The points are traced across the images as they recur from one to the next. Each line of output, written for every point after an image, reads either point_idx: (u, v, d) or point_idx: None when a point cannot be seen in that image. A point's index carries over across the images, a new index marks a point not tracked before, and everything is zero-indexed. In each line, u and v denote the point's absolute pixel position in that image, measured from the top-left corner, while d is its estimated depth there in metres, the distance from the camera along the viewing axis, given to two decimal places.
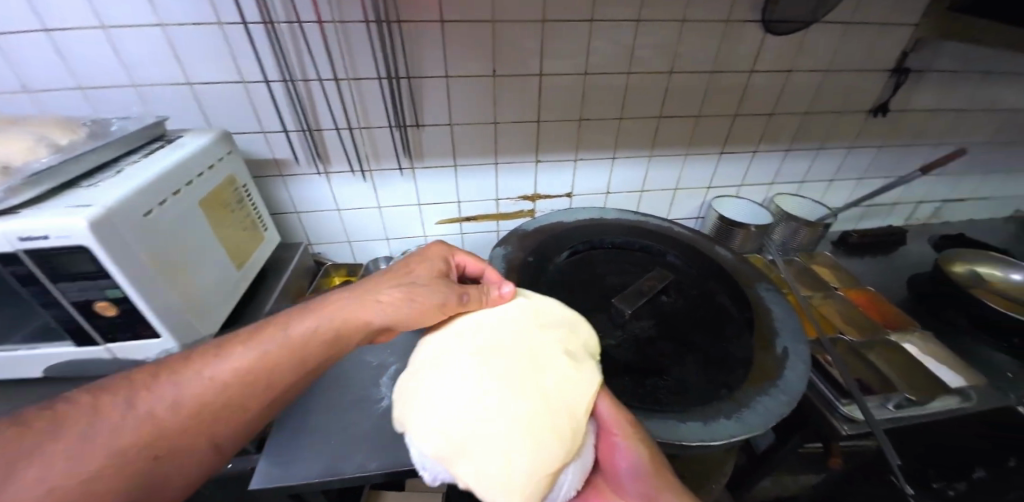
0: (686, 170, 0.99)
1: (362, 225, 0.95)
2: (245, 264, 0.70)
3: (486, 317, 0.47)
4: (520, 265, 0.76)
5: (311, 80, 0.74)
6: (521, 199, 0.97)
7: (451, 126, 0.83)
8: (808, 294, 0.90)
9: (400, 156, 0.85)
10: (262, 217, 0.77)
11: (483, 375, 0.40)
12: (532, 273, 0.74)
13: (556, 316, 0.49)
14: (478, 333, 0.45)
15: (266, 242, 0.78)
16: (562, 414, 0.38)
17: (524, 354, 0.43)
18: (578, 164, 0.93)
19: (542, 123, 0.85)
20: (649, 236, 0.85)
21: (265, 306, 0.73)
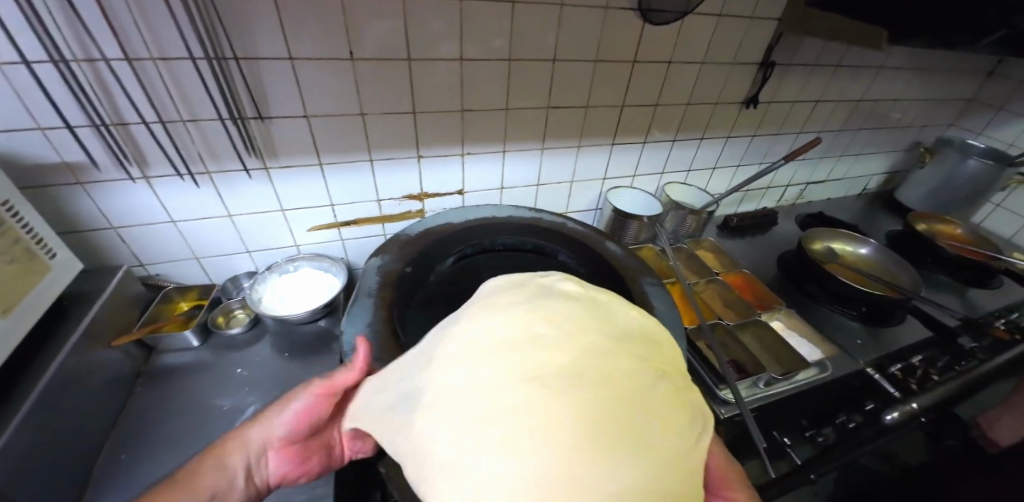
0: (580, 162, 0.97)
1: (211, 238, 0.80)
2: (16, 308, 0.52)
3: (520, 335, 0.35)
4: (396, 278, 0.68)
5: (97, 59, 0.56)
6: (407, 198, 0.88)
7: (307, 119, 0.71)
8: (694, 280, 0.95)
9: (243, 155, 0.71)
10: (42, 240, 0.58)
11: (545, 422, 0.29)
12: (407, 288, 0.66)
13: (625, 329, 0.39)
14: (518, 359, 0.33)
15: (55, 276, 0.59)
16: (668, 461, 0.30)
17: (604, 379, 0.32)
18: (466, 158, 0.86)
19: (419, 113, 0.77)
20: (544, 235, 0.82)
21: (55, 358, 0.56)
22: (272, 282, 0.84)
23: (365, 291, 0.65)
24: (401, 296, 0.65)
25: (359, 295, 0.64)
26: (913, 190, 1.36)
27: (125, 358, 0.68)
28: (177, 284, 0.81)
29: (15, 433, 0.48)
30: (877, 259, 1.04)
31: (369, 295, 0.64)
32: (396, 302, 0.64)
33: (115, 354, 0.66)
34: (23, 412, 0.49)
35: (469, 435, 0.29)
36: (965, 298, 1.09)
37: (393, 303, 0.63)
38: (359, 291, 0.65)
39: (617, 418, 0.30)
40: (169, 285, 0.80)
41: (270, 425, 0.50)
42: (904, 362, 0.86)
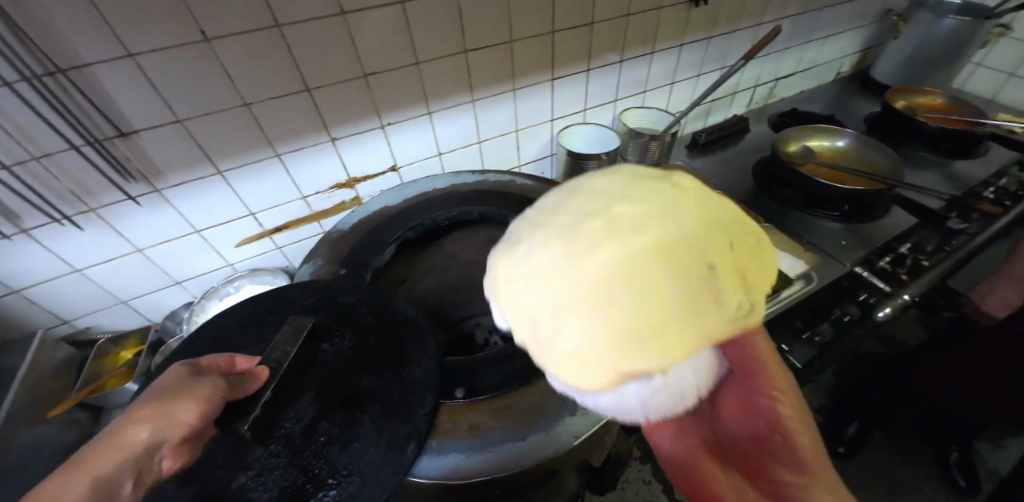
0: (521, 108, 0.86)
1: (129, 278, 0.72)
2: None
3: (617, 189, 0.43)
4: (335, 291, 0.61)
5: None
6: (335, 188, 0.78)
7: (181, 123, 0.60)
8: None
9: (122, 182, 0.61)
10: None
11: (582, 245, 0.38)
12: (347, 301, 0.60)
13: (713, 215, 0.41)
14: (602, 204, 0.41)
15: None
16: (655, 312, 0.35)
17: (655, 237, 0.38)
18: (388, 130, 0.75)
19: (314, 90, 0.65)
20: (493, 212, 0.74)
21: None
22: (214, 309, 0.77)
23: (299, 308, 0.58)
24: (342, 317, 0.58)
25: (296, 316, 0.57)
26: (890, 64, 1.25)
27: (71, 427, 0.64)
28: (113, 333, 0.76)
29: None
30: (857, 150, 0.97)
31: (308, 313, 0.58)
32: (336, 330, 0.56)
33: (54, 427, 0.62)
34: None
35: (550, 237, 0.40)
36: (949, 172, 1.03)
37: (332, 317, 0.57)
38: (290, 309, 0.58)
39: (636, 268, 0.36)
40: (102, 337, 0.74)
41: (127, 442, 0.38)
42: (893, 253, 0.81)
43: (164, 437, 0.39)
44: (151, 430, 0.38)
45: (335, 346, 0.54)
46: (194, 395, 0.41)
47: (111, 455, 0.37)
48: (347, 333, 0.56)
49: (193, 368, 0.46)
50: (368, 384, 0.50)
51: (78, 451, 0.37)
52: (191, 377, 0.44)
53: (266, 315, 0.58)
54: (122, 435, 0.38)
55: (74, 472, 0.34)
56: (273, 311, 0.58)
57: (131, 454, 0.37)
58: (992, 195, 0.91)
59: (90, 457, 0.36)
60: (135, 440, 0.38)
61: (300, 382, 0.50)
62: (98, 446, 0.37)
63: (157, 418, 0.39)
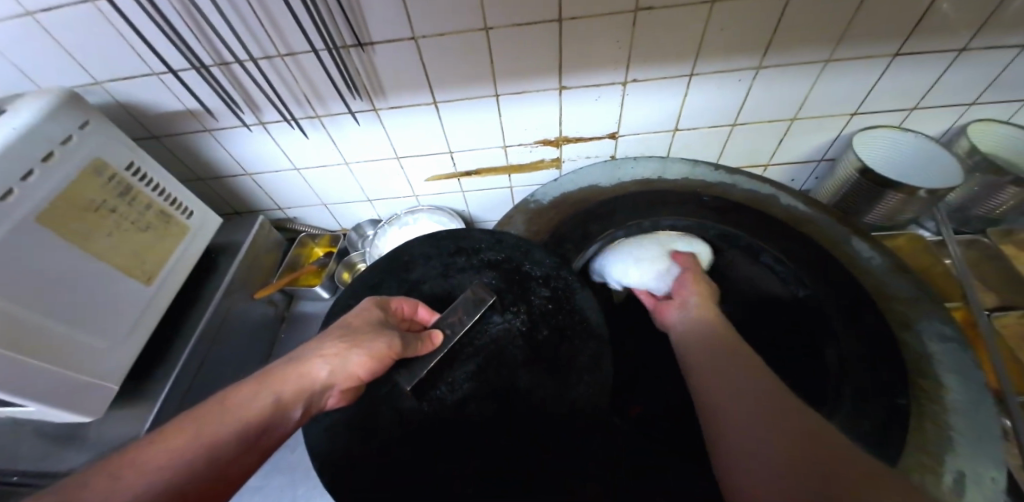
0: (819, 90, 0.57)
1: (332, 186, 0.74)
2: (158, 275, 0.54)
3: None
4: (522, 262, 0.48)
5: None
6: (540, 144, 0.66)
7: (415, 41, 0.51)
8: (1002, 303, 0.54)
9: (347, 95, 0.57)
10: (171, 199, 0.57)
11: None
12: (535, 276, 0.47)
13: None
14: None
15: (196, 233, 0.61)
16: None
17: None
18: (629, 88, 0.57)
19: (566, 21, 0.49)
20: (753, 229, 0.51)
21: (203, 312, 0.60)
22: (389, 234, 0.78)
23: (482, 263, 0.48)
24: (526, 298, 0.45)
25: (476, 274, 0.48)
26: None
27: (271, 304, 0.73)
28: (312, 229, 0.83)
29: (168, 392, 0.53)
30: None
31: (489, 276, 0.47)
32: (514, 305, 0.45)
33: (261, 302, 0.71)
34: (181, 363, 0.55)
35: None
36: None
37: (517, 296, 0.45)
38: (473, 260, 0.49)
39: None
40: (304, 230, 0.82)
41: (310, 376, 0.34)
42: None
43: (336, 382, 0.35)
44: (329, 373, 0.35)
45: (507, 325, 0.43)
46: (371, 349, 0.36)
47: (291, 385, 0.33)
48: (525, 316, 0.44)
49: (383, 309, 0.41)
50: (530, 390, 0.39)
51: (261, 370, 0.34)
52: (377, 326, 0.38)
53: (451, 253, 0.50)
54: (305, 366, 0.34)
55: (262, 387, 0.32)
56: (457, 254, 0.50)
57: (308, 393, 0.34)
58: None
59: (279, 375, 0.34)
60: (318, 375, 0.34)
61: (463, 353, 0.41)
62: (284, 368, 0.34)
63: (336, 363, 0.35)
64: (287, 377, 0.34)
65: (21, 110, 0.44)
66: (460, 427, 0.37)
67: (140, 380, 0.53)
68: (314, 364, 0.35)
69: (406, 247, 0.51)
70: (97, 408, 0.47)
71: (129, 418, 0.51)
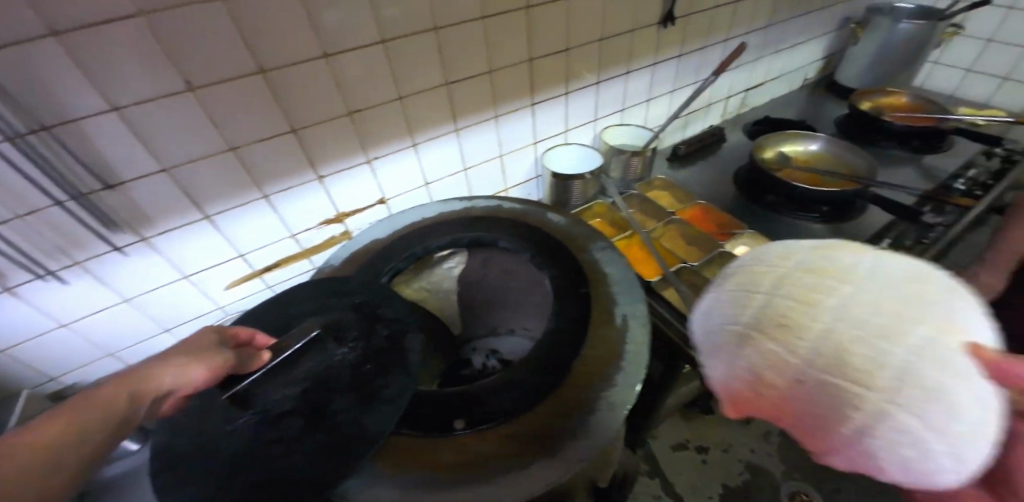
0: (504, 133, 0.87)
1: (117, 329, 0.71)
2: None
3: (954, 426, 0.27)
4: (378, 306, 0.57)
5: None
6: (325, 224, 0.79)
7: (167, 171, 0.60)
8: (651, 227, 0.89)
9: (108, 234, 0.61)
10: None
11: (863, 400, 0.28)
12: (385, 318, 0.56)
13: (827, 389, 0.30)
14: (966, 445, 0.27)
15: None
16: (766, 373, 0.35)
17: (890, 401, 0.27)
18: (376, 164, 0.77)
19: (301, 129, 0.66)
20: (525, 231, 0.72)
21: None
22: None
23: (348, 305, 0.57)
24: (368, 334, 0.54)
25: (340, 311, 0.56)
26: (851, 71, 1.32)
27: None
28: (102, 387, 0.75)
29: None
30: (830, 151, 1.02)
31: (345, 319, 0.55)
32: (354, 340, 0.53)
33: None
34: None
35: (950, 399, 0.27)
36: (923, 168, 1.06)
37: (360, 333, 0.54)
38: (340, 300, 0.58)
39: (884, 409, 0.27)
40: (89, 392, 0.73)
41: (154, 385, 0.39)
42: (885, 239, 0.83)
43: (178, 389, 0.41)
44: (175, 381, 0.40)
45: (342, 357, 0.51)
46: (212, 364, 0.43)
47: (136, 393, 0.38)
48: (361, 349, 0.52)
49: (221, 334, 0.47)
50: (336, 415, 0.45)
51: (118, 373, 0.38)
52: (217, 342, 0.46)
53: (330, 293, 0.59)
54: (149, 377, 0.39)
55: (107, 394, 0.36)
56: (332, 295, 0.58)
57: (153, 396, 0.39)
58: (965, 186, 0.93)
59: (125, 385, 0.37)
60: (161, 383, 0.40)
61: (291, 377, 0.48)
62: (125, 380, 0.38)
63: (179, 373, 0.41)
64: (126, 385, 0.38)
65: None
66: (260, 439, 0.42)
67: None
68: (158, 377, 0.39)
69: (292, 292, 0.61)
70: None
71: None
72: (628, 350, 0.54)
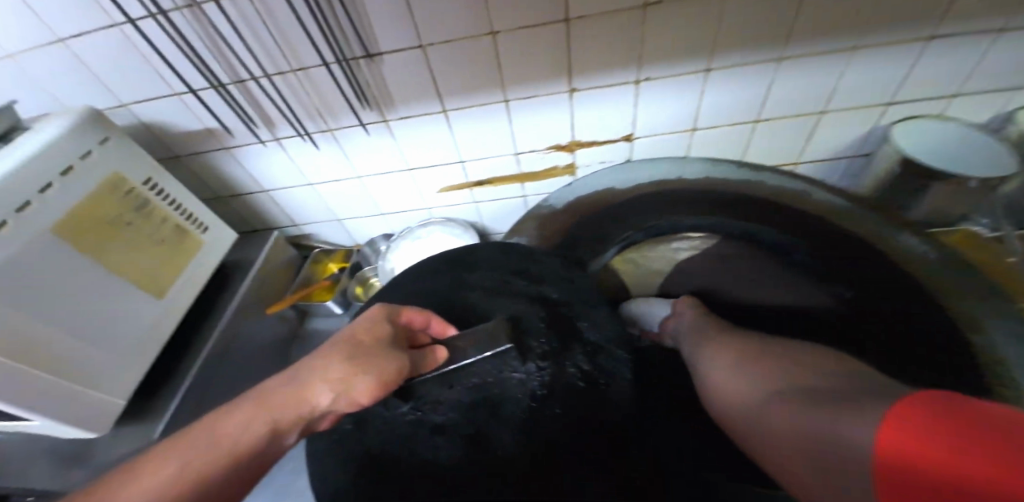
0: (850, 78, 0.54)
1: (344, 201, 0.74)
2: (173, 287, 0.54)
3: None
4: (578, 317, 0.41)
5: (179, 7, 0.45)
6: (553, 150, 0.64)
7: (421, 50, 0.51)
8: None
9: (358, 108, 0.58)
10: (189, 212, 0.59)
11: None
12: (584, 339, 0.39)
13: None
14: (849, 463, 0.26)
15: (213, 247, 0.62)
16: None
17: None
18: (641, 88, 0.55)
19: (574, 21, 0.48)
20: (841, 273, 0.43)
21: (217, 326, 0.61)
22: (403, 247, 0.75)
23: (535, 296, 0.42)
24: (563, 357, 0.37)
25: (528, 305, 0.42)
26: None
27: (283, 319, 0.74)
28: (328, 245, 0.84)
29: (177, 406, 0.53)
30: None
31: (534, 317, 0.41)
32: (542, 359, 0.37)
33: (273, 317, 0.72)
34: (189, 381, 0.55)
35: None
36: None
37: (551, 351, 0.37)
38: (531, 287, 0.43)
39: None
40: (319, 246, 0.83)
41: (312, 402, 0.32)
42: None
43: (338, 406, 0.33)
44: (336, 395, 0.32)
45: (524, 381, 0.36)
46: (378, 374, 0.33)
47: (290, 412, 0.31)
48: (549, 378, 0.36)
49: (393, 320, 0.37)
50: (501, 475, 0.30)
51: (262, 383, 0.33)
52: (386, 341, 0.35)
53: (512, 271, 0.45)
54: (306, 392, 0.32)
55: (253, 415, 0.30)
56: (515, 276, 0.45)
57: (309, 415, 0.32)
58: None
59: (277, 400, 0.31)
60: (320, 400, 0.32)
61: (465, 382, 0.37)
62: (276, 392, 0.32)
63: (341, 386, 0.32)
64: (278, 401, 0.31)
65: (42, 129, 0.46)
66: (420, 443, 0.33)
67: (148, 395, 0.53)
68: (311, 394, 0.32)
69: (474, 250, 0.50)
70: (103, 425, 0.46)
71: (140, 434, 0.50)
72: None
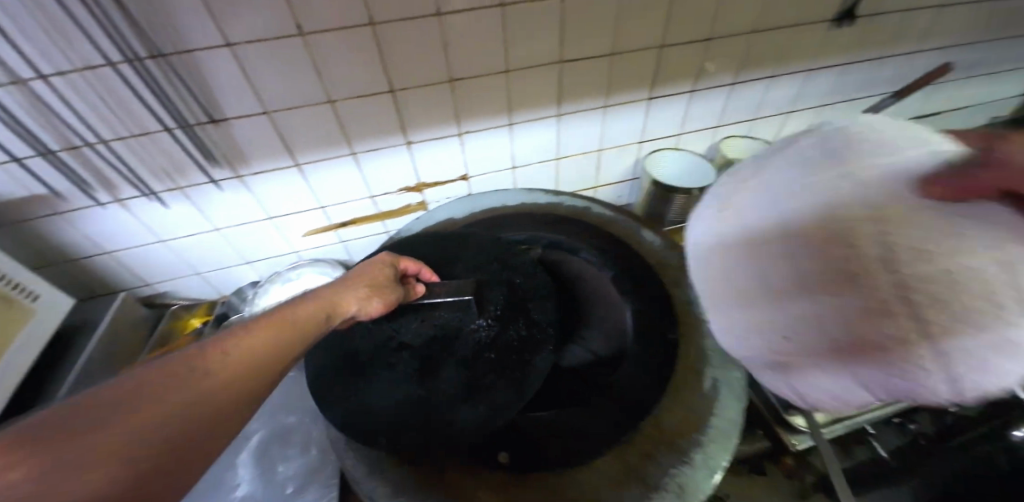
0: (608, 126, 0.77)
1: (203, 255, 0.75)
2: None
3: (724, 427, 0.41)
4: (529, 298, 0.52)
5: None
6: (405, 191, 0.75)
7: (267, 115, 0.60)
8: None
9: (208, 167, 0.63)
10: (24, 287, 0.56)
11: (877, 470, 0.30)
12: (521, 316, 0.50)
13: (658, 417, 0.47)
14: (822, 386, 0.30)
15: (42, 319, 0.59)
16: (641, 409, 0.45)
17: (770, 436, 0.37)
18: (464, 139, 0.71)
19: (398, 91, 0.62)
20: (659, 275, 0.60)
21: None
22: (271, 292, 0.77)
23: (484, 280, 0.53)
24: (512, 320, 0.49)
25: (506, 285, 0.53)
26: None
27: None
28: (186, 301, 0.82)
29: None
30: None
31: (498, 291, 0.53)
32: (494, 316, 0.49)
33: None
34: None
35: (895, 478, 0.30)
36: None
37: (500, 315, 0.50)
38: (526, 269, 0.55)
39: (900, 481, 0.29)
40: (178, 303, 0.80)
41: (343, 310, 0.37)
42: None
43: (358, 318, 0.40)
44: (358, 309, 0.39)
45: (480, 329, 0.48)
46: (387, 301, 0.42)
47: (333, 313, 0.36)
48: (495, 329, 0.48)
49: (393, 265, 0.46)
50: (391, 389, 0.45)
51: (314, 291, 0.36)
52: (390, 278, 0.44)
53: (493, 258, 0.57)
54: (343, 302, 0.37)
55: (309, 306, 0.34)
56: (494, 262, 0.56)
57: (342, 319, 0.37)
58: None
59: (326, 302, 0.36)
60: (351, 309, 0.38)
61: (418, 318, 0.49)
62: (323, 295, 0.36)
63: (364, 303, 0.40)
64: (314, 304, 0.35)
65: None
66: (362, 355, 0.47)
67: None
68: (348, 303, 0.38)
69: (472, 235, 0.61)
70: None
71: None
72: (716, 421, 0.46)
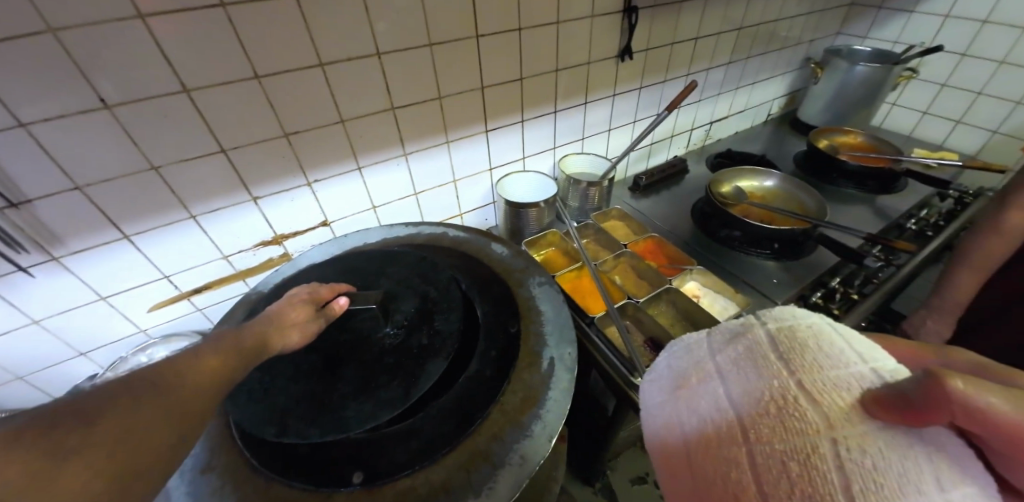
0: (457, 158, 0.86)
1: (20, 355, 0.66)
2: None
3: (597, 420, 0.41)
4: (436, 307, 0.60)
5: None
6: (263, 245, 0.76)
7: (77, 190, 0.57)
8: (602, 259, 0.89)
9: (11, 254, 0.57)
10: None
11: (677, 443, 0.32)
12: (422, 326, 0.57)
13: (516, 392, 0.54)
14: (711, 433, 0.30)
15: None
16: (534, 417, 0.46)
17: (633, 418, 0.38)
18: (315, 187, 0.74)
19: (231, 150, 0.64)
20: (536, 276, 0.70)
21: None
22: None
23: (419, 291, 0.63)
24: (417, 328, 0.57)
25: (411, 298, 0.61)
26: (813, 107, 1.36)
27: None
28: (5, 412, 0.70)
29: None
30: (783, 188, 1.04)
31: (408, 304, 0.61)
32: (400, 324, 0.57)
33: None
34: None
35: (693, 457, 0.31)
36: (870, 206, 1.08)
37: (408, 323, 0.58)
38: (426, 283, 0.64)
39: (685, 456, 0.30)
40: None
41: (269, 343, 0.46)
42: (824, 287, 0.82)
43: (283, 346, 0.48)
44: (282, 343, 0.48)
45: (388, 335, 0.56)
46: (306, 333, 0.50)
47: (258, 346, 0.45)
48: (401, 334, 0.56)
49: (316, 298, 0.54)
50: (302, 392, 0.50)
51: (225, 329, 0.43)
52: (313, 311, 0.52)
53: (419, 273, 0.66)
54: (264, 339, 0.45)
55: (234, 340, 0.42)
56: (416, 277, 0.65)
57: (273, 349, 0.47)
58: (914, 228, 1.00)
59: (243, 342, 0.43)
60: (275, 343, 0.47)
61: (337, 328, 0.56)
62: (251, 328, 0.45)
63: (287, 336, 0.48)
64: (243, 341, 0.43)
65: None
66: (277, 366, 0.52)
67: None
68: (272, 339, 0.46)
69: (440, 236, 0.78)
70: None
71: None
72: (552, 392, 0.54)
